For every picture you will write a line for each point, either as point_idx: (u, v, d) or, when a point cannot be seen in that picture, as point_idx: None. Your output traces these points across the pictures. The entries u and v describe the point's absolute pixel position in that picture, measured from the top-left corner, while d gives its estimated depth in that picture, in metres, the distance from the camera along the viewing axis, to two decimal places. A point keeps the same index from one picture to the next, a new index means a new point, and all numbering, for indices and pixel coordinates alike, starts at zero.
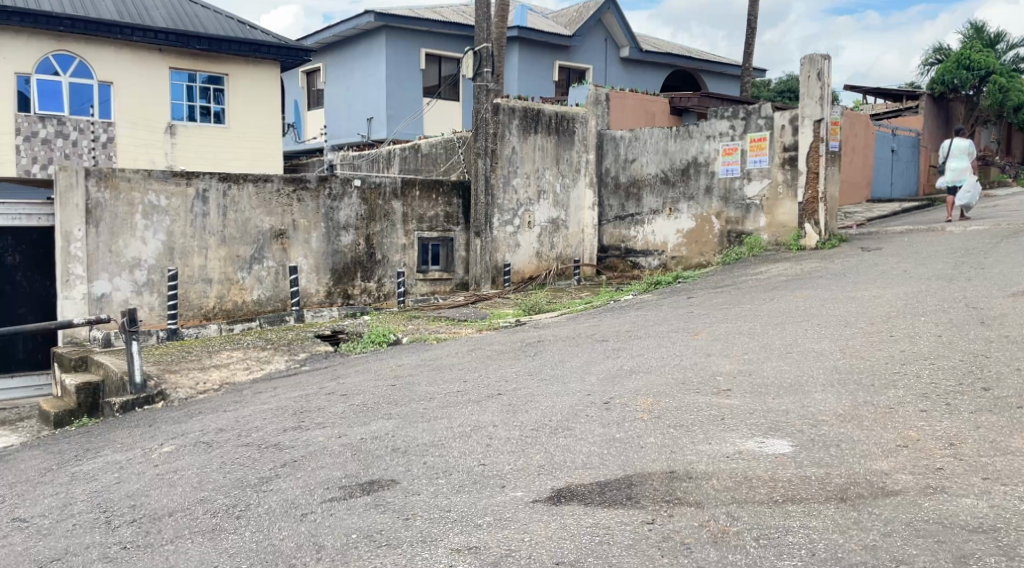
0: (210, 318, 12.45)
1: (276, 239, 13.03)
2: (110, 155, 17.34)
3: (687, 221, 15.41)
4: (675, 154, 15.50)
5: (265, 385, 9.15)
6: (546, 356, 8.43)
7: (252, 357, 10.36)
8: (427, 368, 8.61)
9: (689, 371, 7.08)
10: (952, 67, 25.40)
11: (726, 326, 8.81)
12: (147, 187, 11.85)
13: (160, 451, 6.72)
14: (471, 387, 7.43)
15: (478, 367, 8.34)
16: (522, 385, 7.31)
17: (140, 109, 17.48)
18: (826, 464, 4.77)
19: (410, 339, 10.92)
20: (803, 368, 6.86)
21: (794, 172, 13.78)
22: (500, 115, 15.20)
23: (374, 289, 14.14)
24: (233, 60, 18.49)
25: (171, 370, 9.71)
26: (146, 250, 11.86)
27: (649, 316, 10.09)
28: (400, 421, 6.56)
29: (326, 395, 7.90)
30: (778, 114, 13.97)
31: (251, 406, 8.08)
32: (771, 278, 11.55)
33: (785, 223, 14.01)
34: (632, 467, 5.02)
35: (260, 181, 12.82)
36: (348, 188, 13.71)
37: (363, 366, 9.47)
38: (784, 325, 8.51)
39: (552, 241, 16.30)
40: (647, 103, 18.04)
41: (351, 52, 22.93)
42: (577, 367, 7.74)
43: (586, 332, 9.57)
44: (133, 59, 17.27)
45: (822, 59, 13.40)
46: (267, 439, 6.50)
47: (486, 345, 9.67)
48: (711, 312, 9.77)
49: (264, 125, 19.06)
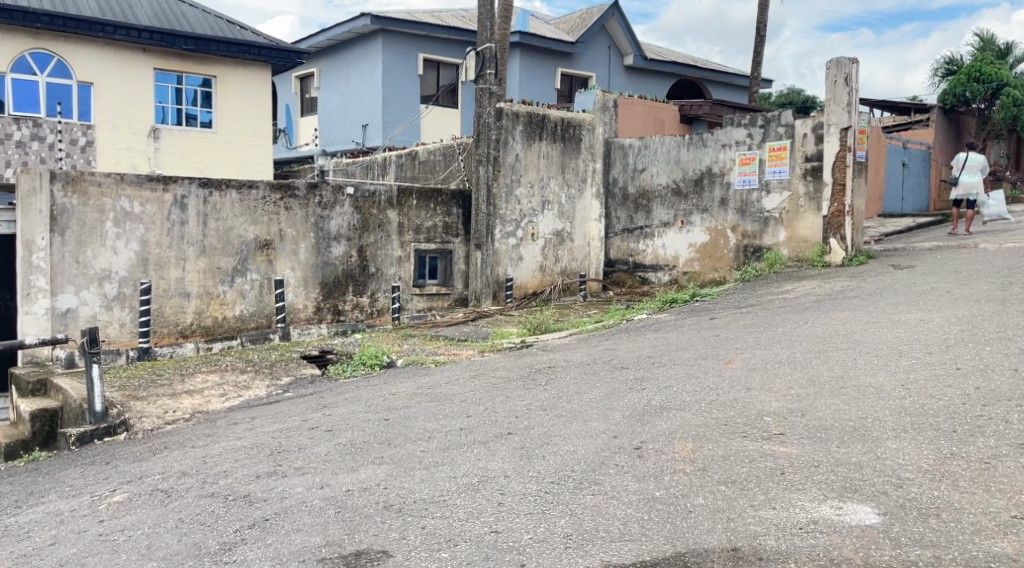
0: (188, 336, 11.44)
1: (261, 251, 12.03)
2: (89, 160, 16.32)
3: (700, 235, 14.48)
4: (688, 163, 14.57)
5: (241, 415, 8.13)
6: (560, 387, 7.42)
7: (229, 382, 9.31)
8: (425, 399, 7.58)
9: (729, 411, 6.06)
10: (964, 78, 24.52)
11: (762, 352, 7.84)
12: (120, 192, 10.85)
13: (110, 500, 5.70)
14: (476, 423, 6.44)
15: (484, 399, 7.32)
16: (537, 422, 6.32)
17: (122, 111, 16.49)
18: (931, 544, 3.87)
19: (405, 361, 9.90)
20: (867, 408, 5.87)
21: (817, 184, 12.86)
22: (503, 120, 14.23)
23: (367, 304, 13.15)
24: (221, 62, 17.50)
25: (138, 398, 8.66)
26: (117, 261, 10.85)
27: (671, 341, 9.08)
28: (393, 468, 5.56)
29: (309, 431, 6.88)
30: (801, 122, 13.06)
31: (225, 442, 7.06)
32: (800, 298, 10.58)
33: (806, 238, 13.08)
34: (682, 541, 4.09)
35: (244, 188, 11.85)
36: (340, 196, 12.76)
37: (352, 394, 8.44)
38: (829, 354, 7.53)
39: (557, 254, 15.33)
40: (657, 111, 17.09)
41: (346, 56, 22.01)
42: (597, 401, 6.73)
43: (603, 358, 8.57)
44: (115, 59, 16.30)
45: (850, 63, 12.50)
46: (235, 489, 5.50)
47: (492, 371, 8.66)
48: (741, 336, 8.78)
49: (254, 129, 18.11)
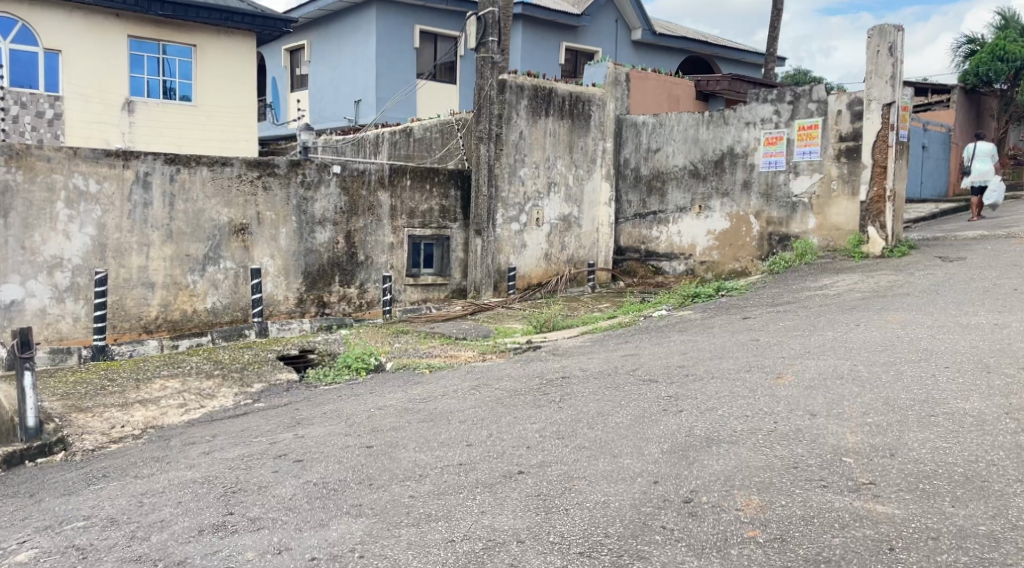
0: (152, 332, 10.23)
1: (235, 236, 10.77)
2: (57, 134, 15.01)
3: (719, 222, 13.24)
4: (707, 143, 13.29)
5: (200, 433, 6.91)
6: (578, 406, 6.16)
7: (190, 389, 8.06)
8: (417, 420, 6.31)
9: (795, 447, 4.85)
10: (986, 57, 22.87)
11: (816, 364, 6.63)
12: (72, 169, 9.59)
13: (10, 561, 4.47)
14: (478, 457, 5.21)
15: (487, 420, 6.08)
16: (555, 457, 5.10)
17: (93, 82, 15.15)
18: None
19: (395, 365, 8.66)
20: (973, 446, 4.65)
21: (853, 165, 11.63)
22: (506, 94, 12.93)
23: (355, 296, 11.91)
24: (202, 30, 16.09)
25: (82, 410, 7.42)
26: (70, 247, 9.60)
27: (703, 345, 7.84)
28: (374, 523, 4.35)
29: (275, 462, 5.62)
30: (836, 97, 11.80)
31: (173, 473, 5.81)
32: (842, 295, 9.33)
33: (839, 225, 11.85)
34: None
35: (216, 165, 10.56)
36: (326, 175, 11.48)
37: (332, 407, 7.21)
38: (899, 368, 6.28)
39: (564, 241, 14.07)
40: (671, 86, 15.40)
41: (337, 27, 20.62)
42: (625, 429, 5.50)
43: (625, 367, 7.32)
44: (85, 25, 14.93)
45: (895, 31, 11.26)
46: (168, 552, 4.28)
47: (495, 381, 7.37)
48: (786, 342, 7.53)
49: (238, 101, 16.72)
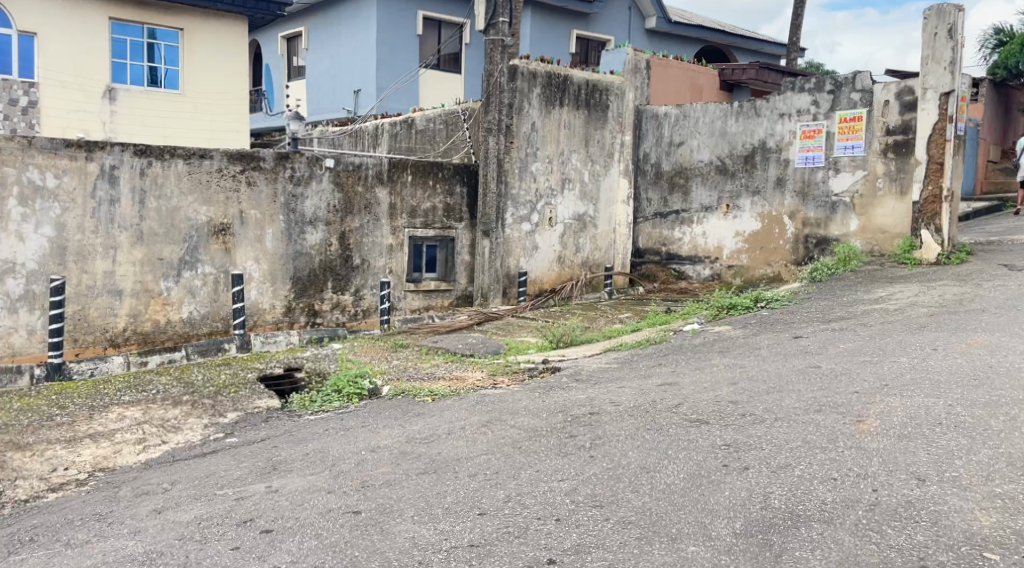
0: (120, 345, 9.08)
1: (214, 237, 9.60)
2: (32, 124, 13.80)
3: (749, 223, 12.06)
4: (736, 136, 12.10)
5: (157, 479, 5.75)
6: (614, 459, 4.98)
7: (152, 420, 6.90)
8: (417, 472, 5.13)
9: (914, 532, 3.71)
10: (1016, 48, 21.53)
11: (902, 404, 5.42)
12: (27, 160, 8.43)
13: None
14: (494, 535, 4.05)
15: (505, 474, 4.91)
16: (596, 536, 3.95)
17: (71, 67, 13.94)
18: None
19: (392, 391, 7.46)
20: None
21: (902, 162, 10.45)
22: (518, 81, 11.74)
23: (349, 303, 10.74)
24: (192, 13, 14.88)
25: (19, 447, 6.26)
26: (24, 250, 8.46)
27: (754, 373, 6.62)
28: None
29: (237, 534, 4.43)
30: (883, 85, 10.59)
31: (112, 542, 4.63)
32: (908, 310, 8.12)
33: (886, 228, 10.68)
34: None
35: (194, 157, 9.39)
36: (318, 170, 10.30)
37: (316, 447, 6.04)
38: (1010, 413, 5.08)
39: (579, 242, 12.83)
40: (694, 75, 14.19)
41: (334, 13, 19.37)
42: (681, 496, 4.32)
43: (664, 402, 6.10)
44: (63, 7, 13.74)
45: (955, 11, 10.06)
46: None
47: (509, 417, 6.19)
48: (855, 371, 6.33)
49: (229, 90, 15.49)
